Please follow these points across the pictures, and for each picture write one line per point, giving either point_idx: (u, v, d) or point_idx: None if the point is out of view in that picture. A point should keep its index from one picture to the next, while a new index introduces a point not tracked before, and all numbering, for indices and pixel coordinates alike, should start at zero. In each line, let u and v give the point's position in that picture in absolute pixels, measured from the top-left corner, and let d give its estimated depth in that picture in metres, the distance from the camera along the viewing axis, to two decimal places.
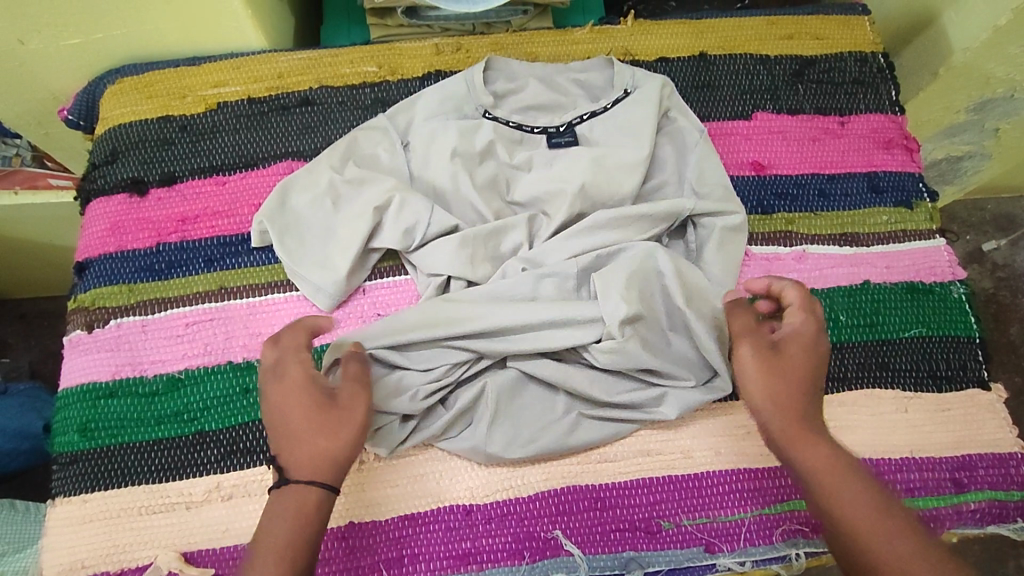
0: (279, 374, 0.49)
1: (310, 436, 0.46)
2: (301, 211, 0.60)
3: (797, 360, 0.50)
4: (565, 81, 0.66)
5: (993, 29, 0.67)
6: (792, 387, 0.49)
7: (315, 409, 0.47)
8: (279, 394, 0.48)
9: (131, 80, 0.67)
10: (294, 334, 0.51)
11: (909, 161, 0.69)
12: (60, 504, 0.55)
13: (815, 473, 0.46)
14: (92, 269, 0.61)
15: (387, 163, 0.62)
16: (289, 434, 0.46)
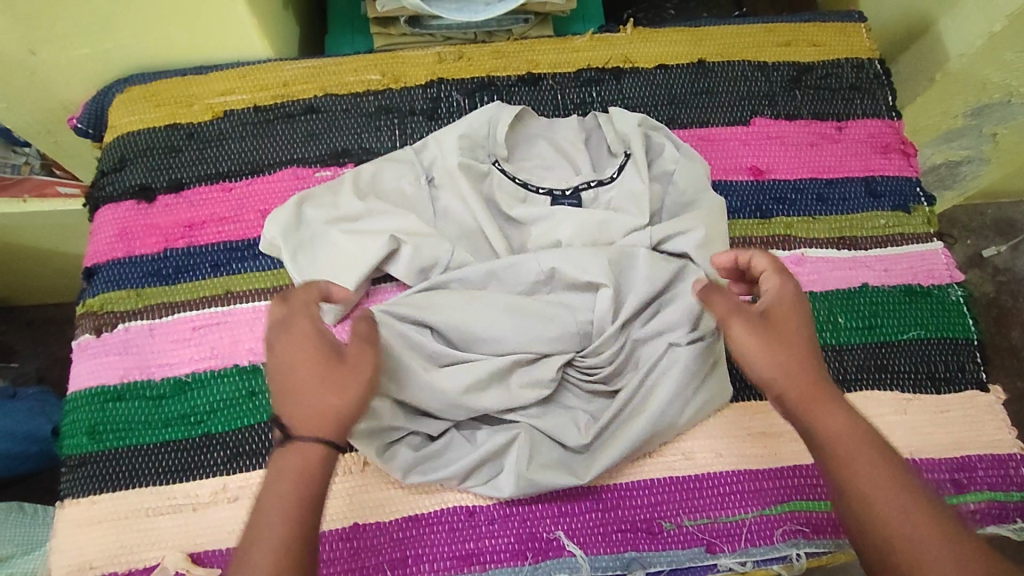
0: (292, 318, 0.47)
1: (322, 392, 0.44)
2: (319, 236, 0.60)
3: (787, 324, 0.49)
4: (570, 132, 0.66)
5: (989, 35, 0.68)
6: (792, 351, 0.48)
7: (323, 361, 0.44)
8: (293, 341, 0.45)
9: (140, 88, 0.68)
10: (305, 292, 0.50)
11: (906, 165, 0.69)
12: (68, 506, 0.55)
13: (834, 438, 0.45)
14: (100, 274, 0.62)
15: (402, 194, 0.62)
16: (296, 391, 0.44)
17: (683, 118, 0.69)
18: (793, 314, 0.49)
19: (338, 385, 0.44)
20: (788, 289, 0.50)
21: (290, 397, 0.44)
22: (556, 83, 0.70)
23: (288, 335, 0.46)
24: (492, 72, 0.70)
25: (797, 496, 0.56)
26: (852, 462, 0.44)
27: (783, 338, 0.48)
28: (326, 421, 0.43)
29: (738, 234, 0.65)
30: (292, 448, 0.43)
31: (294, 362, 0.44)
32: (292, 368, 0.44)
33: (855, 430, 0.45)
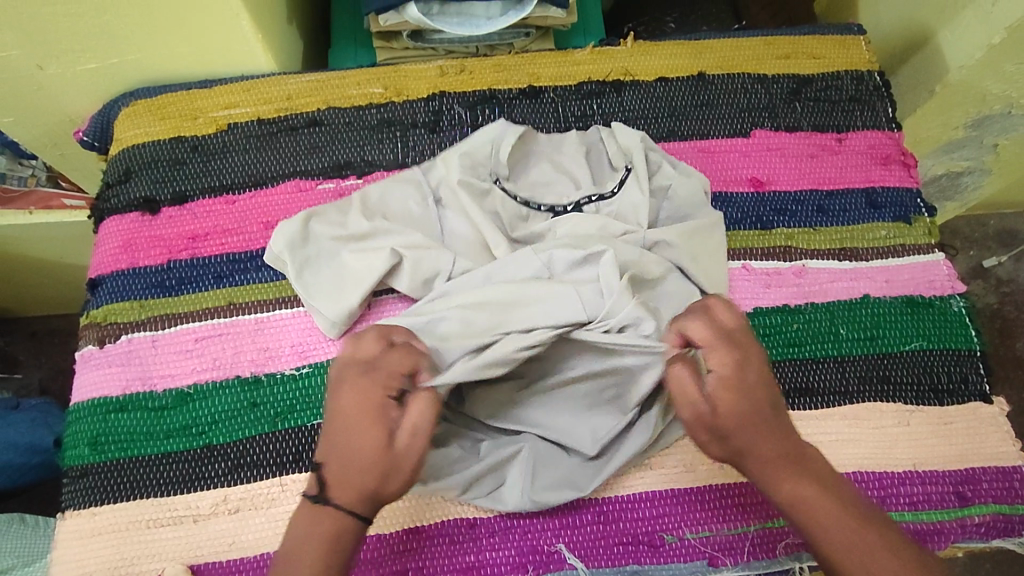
0: (354, 373, 0.46)
1: (369, 473, 0.44)
2: (325, 253, 0.61)
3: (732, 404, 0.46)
4: (571, 151, 0.66)
5: (988, 47, 0.68)
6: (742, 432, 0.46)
7: (376, 440, 0.44)
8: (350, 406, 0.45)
9: (145, 102, 0.69)
10: (395, 359, 0.47)
11: (906, 176, 0.70)
12: (70, 517, 0.56)
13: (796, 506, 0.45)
14: (105, 285, 0.63)
15: (405, 213, 0.62)
16: (342, 456, 0.44)
17: (683, 129, 0.69)
18: (737, 397, 0.46)
19: (382, 470, 0.44)
20: (732, 364, 0.46)
21: (339, 463, 0.44)
22: (557, 96, 0.70)
23: (352, 393, 0.45)
24: (494, 85, 0.70)
25: None
26: (814, 529, 0.45)
27: (728, 429, 0.46)
28: (360, 492, 0.44)
29: (739, 245, 0.65)
30: (322, 515, 0.44)
31: (356, 424, 0.45)
32: (350, 433, 0.45)
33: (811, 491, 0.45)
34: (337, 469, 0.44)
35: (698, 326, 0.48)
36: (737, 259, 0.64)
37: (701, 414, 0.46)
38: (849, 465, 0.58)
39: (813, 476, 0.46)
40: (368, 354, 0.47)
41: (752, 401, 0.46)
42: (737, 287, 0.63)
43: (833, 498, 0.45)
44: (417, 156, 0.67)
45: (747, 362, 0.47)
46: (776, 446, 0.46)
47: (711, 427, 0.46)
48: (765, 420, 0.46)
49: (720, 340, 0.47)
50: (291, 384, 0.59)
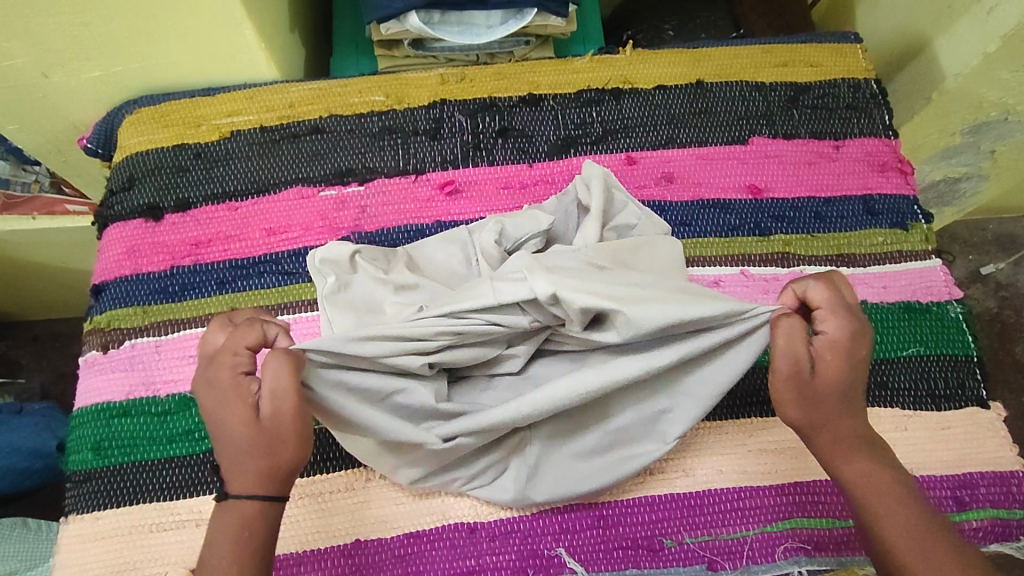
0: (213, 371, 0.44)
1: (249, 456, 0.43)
2: (361, 292, 0.57)
3: (830, 374, 0.46)
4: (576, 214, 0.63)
5: (983, 55, 0.69)
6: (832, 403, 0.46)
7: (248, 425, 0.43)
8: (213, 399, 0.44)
9: (149, 109, 0.69)
10: (243, 335, 0.45)
11: (903, 183, 0.70)
12: (73, 522, 0.56)
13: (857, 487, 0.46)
14: (108, 291, 0.63)
15: (446, 271, 0.60)
16: (228, 449, 0.43)
17: (682, 136, 0.70)
18: (835, 368, 0.46)
19: (262, 446, 0.43)
20: (844, 332, 0.46)
21: (227, 454, 0.43)
22: (557, 104, 0.71)
23: (211, 390, 0.44)
24: (494, 93, 0.71)
25: (798, 514, 0.56)
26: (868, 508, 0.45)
27: (820, 394, 0.46)
28: (254, 477, 0.43)
29: (737, 251, 0.65)
30: (228, 507, 0.43)
31: (220, 413, 0.44)
32: (221, 424, 0.43)
33: (871, 473, 0.46)
34: (224, 459, 0.44)
35: (814, 292, 0.47)
36: (735, 266, 0.65)
37: (800, 373, 0.46)
38: None
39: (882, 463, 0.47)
40: (212, 346, 0.45)
41: (850, 377, 0.46)
42: (735, 294, 0.63)
43: (901, 488, 0.46)
44: (418, 164, 0.68)
45: (861, 338, 0.47)
46: (855, 426, 0.47)
47: (804, 389, 0.46)
48: (849, 397, 0.47)
49: (835, 310, 0.47)
50: None
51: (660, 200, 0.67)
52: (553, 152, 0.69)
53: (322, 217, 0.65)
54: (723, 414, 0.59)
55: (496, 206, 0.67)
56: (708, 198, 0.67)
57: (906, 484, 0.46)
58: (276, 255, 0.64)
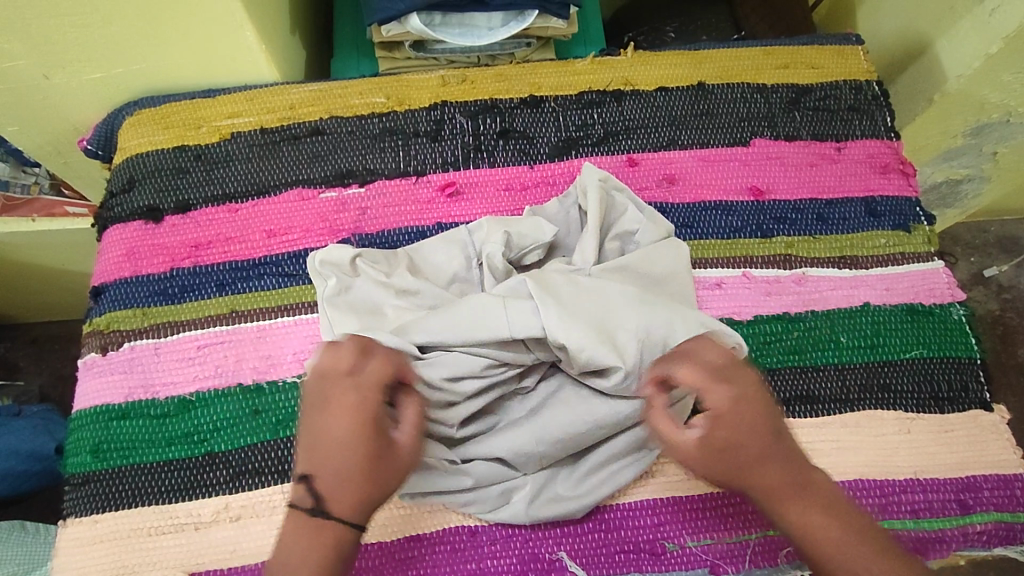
0: (336, 390, 0.46)
1: (368, 481, 0.44)
2: (362, 295, 0.58)
3: (734, 437, 0.46)
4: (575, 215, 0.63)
5: (985, 57, 0.68)
6: (752, 463, 0.46)
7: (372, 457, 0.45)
8: (339, 425, 0.45)
9: (149, 111, 0.69)
10: (379, 366, 0.48)
11: (905, 185, 0.70)
12: (71, 525, 0.56)
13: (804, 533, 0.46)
14: (107, 293, 0.63)
15: (447, 273, 0.60)
16: (341, 475, 0.44)
17: (683, 138, 0.70)
18: (736, 427, 0.46)
19: (385, 477, 0.45)
20: (728, 401, 0.47)
21: (336, 479, 0.44)
22: (558, 105, 0.70)
23: (338, 413, 0.45)
24: (495, 94, 0.71)
25: None
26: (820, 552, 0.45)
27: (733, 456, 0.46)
28: (357, 507, 0.44)
29: (738, 254, 0.65)
30: (324, 529, 0.44)
31: (350, 441, 0.44)
32: (340, 450, 0.44)
33: (816, 514, 0.46)
34: (333, 480, 0.44)
35: (686, 372, 0.48)
36: (737, 268, 0.64)
37: (693, 452, 0.47)
38: (851, 473, 0.58)
39: (822, 503, 0.46)
40: (343, 368, 0.47)
41: (754, 438, 0.46)
42: (737, 296, 0.63)
43: (845, 526, 0.45)
44: (419, 165, 0.67)
45: (747, 398, 0.47)
46: (782, 476, 0.46)
47: (710, 463, 0.47)
48: (764, 445, 0.46)
49: (712, 376, 0.48)
50: (293, 393, 0.59)
51: (661, 202, 0.67)
52: (554, 154, 0.69)
53: (322, 218, 0.65)
54: None
55: (496, 208, 0.67)
56: (710, 200, 0.67)
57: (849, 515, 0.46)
58: (276, 256, 0.64)
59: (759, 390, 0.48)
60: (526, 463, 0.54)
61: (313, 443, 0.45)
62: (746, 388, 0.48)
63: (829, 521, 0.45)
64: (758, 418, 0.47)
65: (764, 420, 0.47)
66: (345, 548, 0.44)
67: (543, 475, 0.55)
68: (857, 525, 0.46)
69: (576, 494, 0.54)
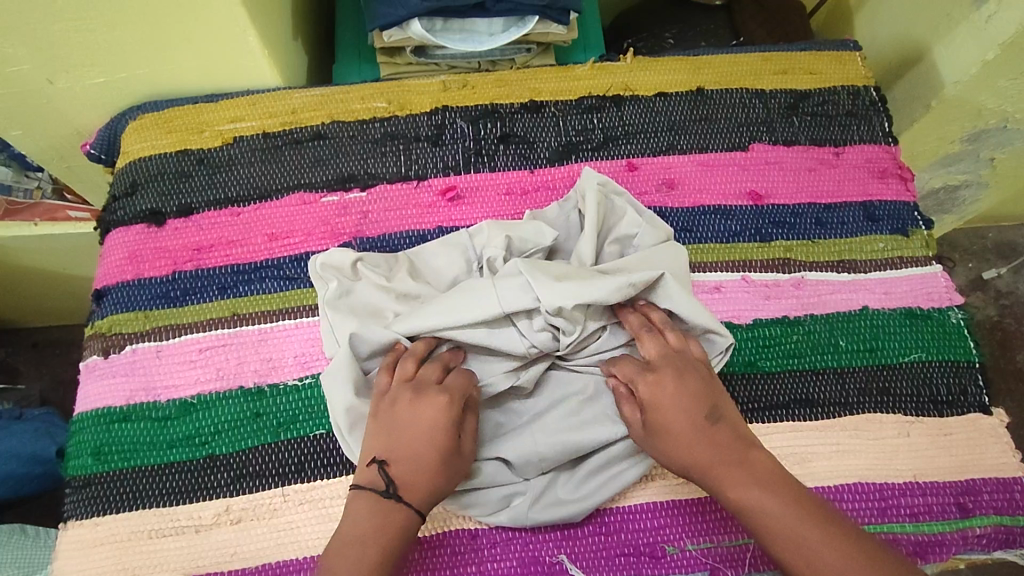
0: (429, 391, 0.51)
1: (433, 475, 0.49)
2: (362, 299, 0.58)
3: (666, 419, 0.50)
4: (575, 220, 0.63)
5: (982, 63, 0.69)
6: (687, 444, 0.49)
7: (446, 453, 0.50)
8: (424, 419, 0.50)
9: (153, 115, 0.70)
10: (459, 376, 0.53)
11: (903, 190, 0.70)
12: (72, 528, 0.56)
13: (746, 510, 0.47)
14: (110, 296, 0.63)
15: (447, 278, 0.61)
16: (418, 463, 0.49)
17: (683, 143, 0.70)
18: (664, 409, 0.50)
19: (448, 475, 0.50)
20: (653, 388, 0.51)
21: (412, 465, 0.49)
22: (558, 111, 0.71)
23: (425, 409, 0.50)
24: (495, 99, 0.71)
25: None
26: (764, 529, 0.46)
27: (665, 440, 0.50)
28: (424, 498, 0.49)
29: (738, 258, 0.65)
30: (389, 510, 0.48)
31: (434, 435, 0.50)
32: (423, 443, 0.49)
33: (756, 492, 0.47)
34: (405, 469, 0.49)
35: (620, 365, 0.54)
36: (737, 272, 0.65)
37: (639, 433, 0.52)
38: (850, 476, 0.58)
39: (757, 478, 0.48)
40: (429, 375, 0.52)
41: (680, 423, 0.50)
42: (737, 300, 0.63)
43: (790, 503, 0.46)
44: (420, 169, 0.68)
45: (669, 385, 0.51)
46: (713, 456, 0.49)
47: (649, 445, 0.51)
48: (694, 427, 0.50)
49: (642, 368, 0.53)
50: (293, 396, 0.59)
51: (661, 206, 0.67)
52: (554, 159, 0.69)
53: (324, 222, 0.66)
54: None
55: (496, 212, 0.67)
56: (709, 204, 0.68)
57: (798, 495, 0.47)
58: (278, 260, 0.64)
59: (686, 377, 0.51)
60: (526, 467, 0.54)
61: (397, 431, 0.50)
62: (674, 375, 0.51)
63: (763, 494, 0.47)
64: (684, 401, 0.50)
65: (693, 404, 0.50)
66: (405, 535, 0.48)
67: (543, 478, 0.55)
68: (792, 496, 0.47)
69: (576, 498, 0.54)
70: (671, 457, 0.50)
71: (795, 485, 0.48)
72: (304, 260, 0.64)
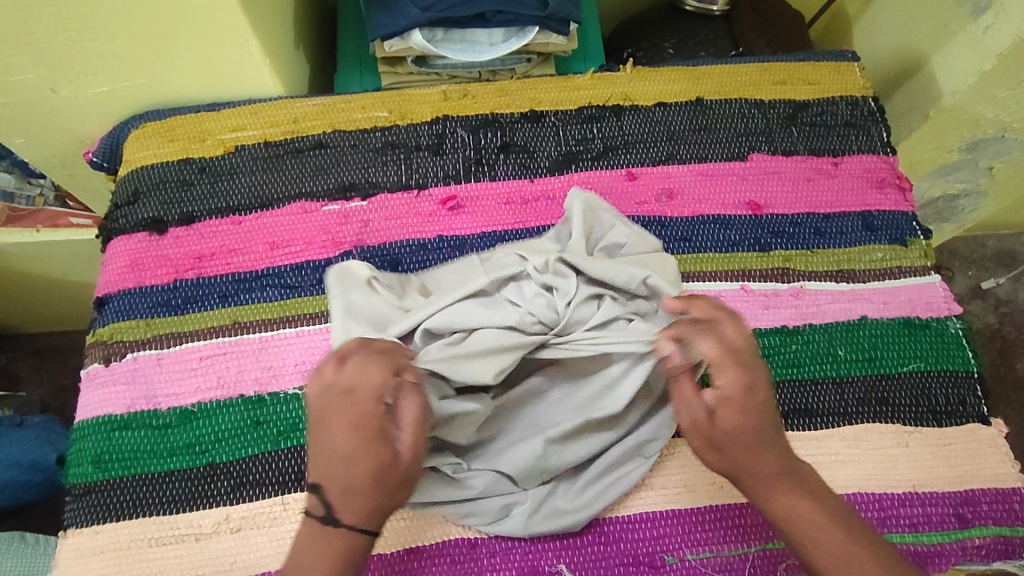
0: (345, 404, 0.45)
1: (365, 495, 0.44)
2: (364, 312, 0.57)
3: (734, 423, 0.48)
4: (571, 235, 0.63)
5: (980, 73, 0.70)
6: (750, 450, 0.48)
7: (377, 467, 0.44)
8: (343, 437, 0.44)
9: (155, 124, 0.70)
10: (373, 374, 0.45)
11: (902, 200, 0.71)
12: (71, 536, 0.56)
13: (793, 520, 0.47)
14: (111, 304, 0.63)
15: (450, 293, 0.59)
16: (348, 484, 0.44)
17: (682, 153, 0.70)
18: (739, 414, 0.48)
19: (388, 487, 0.45)
20: (736, 383, 0.48)
21: (342, 487, 0.44)
22: (558, 120, 0.71)
23: (341, 427, 0.45)
24: (496, 109, 0.72)
25: None
26: (806, 539, 0.47)
27: (727, 443, 0.48)
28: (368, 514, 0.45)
29: (738, 267, 0.66)
30: (332, 536, 0.45)
31: (356, 455, 0.44)
32: (347, 462, 0.44)
33: (806, 504, 0.47)
34: (340, 491, 0.44)
35: (706, 343, 0.48)
36: (735, 281, 0.65)
37: (700, 429, 0.49)
38: (849, 486, 0.58)
39: (808, 491, 0.48)
40: (339, 384, 0.45)
41: (752, 424, 0.48)
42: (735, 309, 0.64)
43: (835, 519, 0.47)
44: (420, 179, 0.68)
45: (757, 385, 0.48)
46: (772, 463, 0.48)
47: (711, 441, 0.49)
48: (762, 436, 0.48)
49: (721, 358, 0.48)
50: (294, 404, 0.59)
51: (661, 216, 0.68)
52: (554, 168, 0.69)
53: (325, 231, 0.66)
54: None
55: (496, 221, 0.67)
56: (708, 213, 0.68)
57: (842, 511, 0.47)
58: (278, 268, 0.64)
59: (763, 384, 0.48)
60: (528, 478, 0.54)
61: (320, 452, 0.45)
62: (756, 380, 0.48)
63: (812, 507, 0.47)
64: (759, 409, 0.48)
65: (765, 413, 0.48)
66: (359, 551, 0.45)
67: (543, 487, 0.55)
68: (838, 512, 0.47)
69: (576, 507, 0.55)
70: (732, 461, 0.48)
71: (838, 500, 0.49)
72: (306, 268, 0.64)
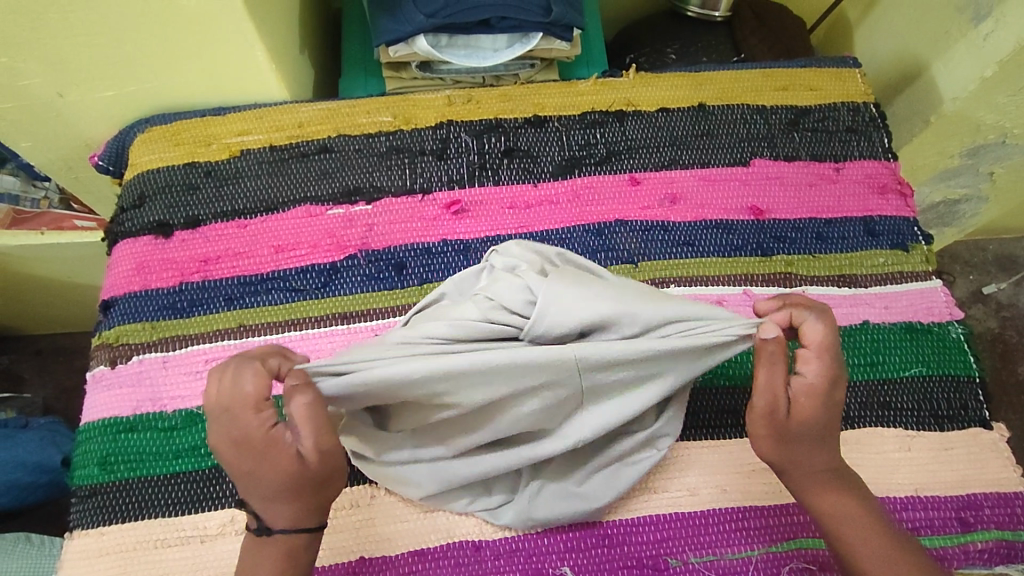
0: (235, 423, 0.44)
1: (282, 500, 0.45)
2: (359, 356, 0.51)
3: (810, 415, 0.48)
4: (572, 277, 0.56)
5: (980, 80, 0.70)
6: (810, 445, 0.49)
7: (286, 472, 0.44)
8: (244, 452, 0.44)
9: (161, 128, 0.71)
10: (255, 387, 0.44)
11: (903, 205, 0.71)
12: (77, 538, 0.56)
13: (835, 516, 0.49)
14: (117, 306, 0.64)
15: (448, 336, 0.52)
16: (264, 492, 0.45)
17: (685, 158, 0.71)
18: (816, 408, 0.48)
19: (302, 488, 0.45)
20: (823, 375, 0.48)
21: (262, 496, 0.45)
22: (562, 125, 0.72)
23: (236, 445, 0.44)
24: (500, 114, 0.72)
25: (804, 534, 0.56)
26: (845, 535, 0.49)
27: (795, 435, 0.49)
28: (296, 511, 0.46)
29: (740, 271, 0.66)
30: (269, 541, 0.46)
31: (259, 468, 0.44)
32: (254, 474, 0.45)
33: (849, 503, 0.49)
34: (260, 501, 0.45)
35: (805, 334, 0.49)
36: (737, 285, 0.66)
37: (778, 416, 0.48)
38: None
39: (851, 491, 0.50)
40: (223, 403, 0.44)
41: (826, 417, 0.49)
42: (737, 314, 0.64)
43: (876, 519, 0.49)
44: (425, 183, 0.69)
45: (839, 382, 0.49)
46: (827, 460, 0.49)
47: (782, 430, 0.49)
48: (825, 433, 0.49)
49: (815, 350, 0.48)
50: None
51: (663, 220, 0.68)
52: (558, 172, 0.70)
53: (331, 234, 0.66)
54: (729, 431, 0.60)
55: (501, 226, 0.67)
56: (711, 218, 0.68)
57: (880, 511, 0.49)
58: (284, 271, 0.65)
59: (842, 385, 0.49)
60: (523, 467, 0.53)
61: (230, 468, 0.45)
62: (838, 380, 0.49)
63: (854, 506, 0.49)
64: (832, 408, 0.49)
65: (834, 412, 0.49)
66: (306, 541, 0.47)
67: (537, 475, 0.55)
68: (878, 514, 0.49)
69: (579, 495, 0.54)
70: (790, 454, 0.49)
71: (872, 499, 0.51)
72: (312, 269, 0.65)
